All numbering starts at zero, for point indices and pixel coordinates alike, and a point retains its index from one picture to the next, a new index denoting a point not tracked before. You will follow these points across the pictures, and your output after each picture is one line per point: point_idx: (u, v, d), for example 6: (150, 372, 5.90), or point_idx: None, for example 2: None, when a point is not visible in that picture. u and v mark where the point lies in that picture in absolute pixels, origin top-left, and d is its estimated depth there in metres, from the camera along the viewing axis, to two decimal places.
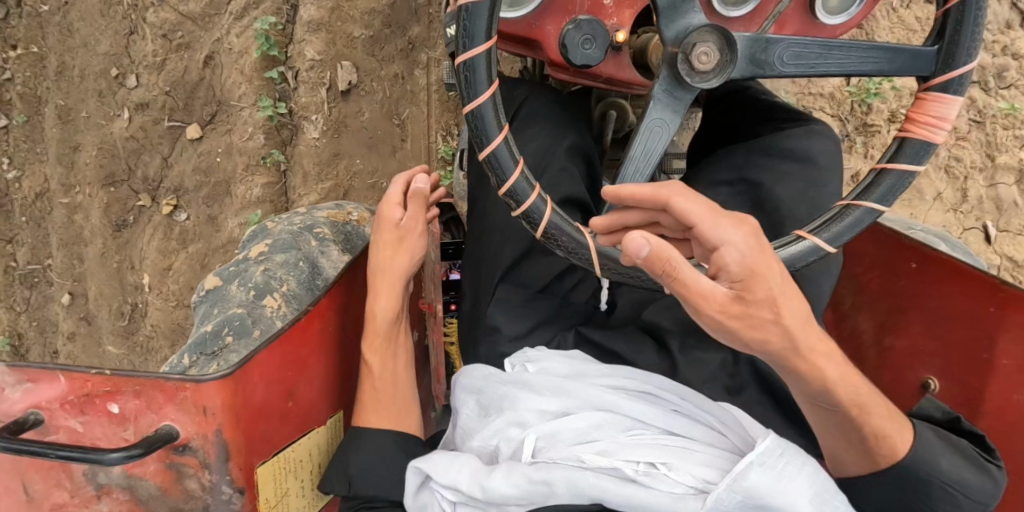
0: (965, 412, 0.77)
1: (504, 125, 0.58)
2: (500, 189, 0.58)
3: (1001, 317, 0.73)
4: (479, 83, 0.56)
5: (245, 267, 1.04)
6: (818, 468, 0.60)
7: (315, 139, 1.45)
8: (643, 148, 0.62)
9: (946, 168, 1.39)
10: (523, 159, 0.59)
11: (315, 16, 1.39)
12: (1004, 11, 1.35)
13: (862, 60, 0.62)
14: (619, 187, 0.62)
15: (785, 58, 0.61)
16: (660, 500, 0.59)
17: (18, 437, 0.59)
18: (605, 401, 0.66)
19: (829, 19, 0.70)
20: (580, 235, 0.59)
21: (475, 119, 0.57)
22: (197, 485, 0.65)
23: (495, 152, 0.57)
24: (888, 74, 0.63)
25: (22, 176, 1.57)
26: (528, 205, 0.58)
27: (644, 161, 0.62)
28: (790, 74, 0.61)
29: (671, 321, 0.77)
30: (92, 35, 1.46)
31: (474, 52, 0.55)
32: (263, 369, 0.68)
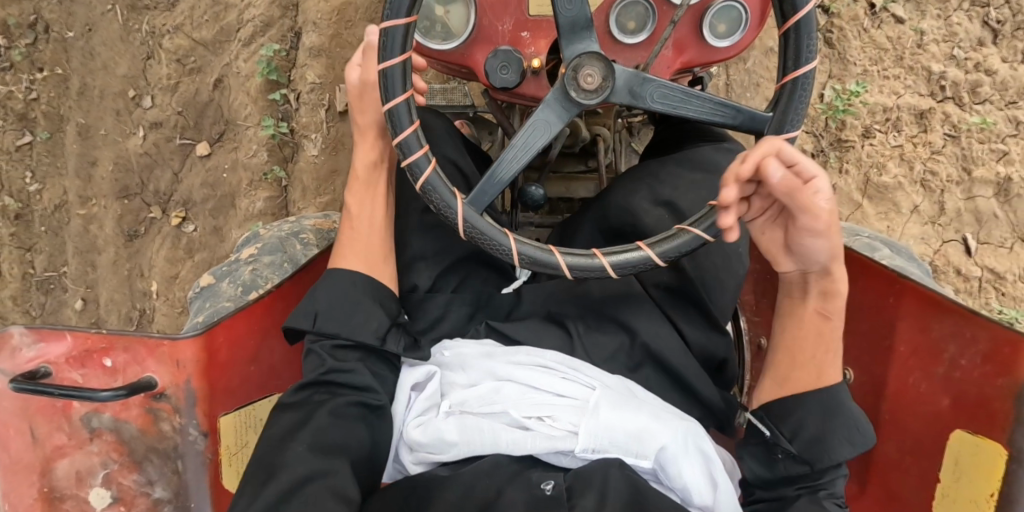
0: (872, 399, 0.97)
1: (415, 121, 0.79)
2: (403, 161, 0.80)
3: (899, 306, 0.94)
4: (395, 90, 0.78)
5: (236, 266, 1.25)
6: (659, 410, 0.81)
7: (314, 156, 1.56)
8: (524, 141, 0.84)
9: (922, 182, 1.44)
10: (429, 146, 0.81)
11: (316, 43, 1.53)
12: (976, 29, 1.42)
13: (714, 111, 0.82)
14: (497, 166, 0.83)
15: (653, 94, 0.82)
16: (543, 442, 0.79)
17: (32, 382, 0.83)
18: (505, 372, 0.85)
19: (717, 43, 0.95)
20: (454, 198, 0.81)
21: (390, 116, 0.79)
22: (169, 427, 0.91)
23: (405, 138, 0.79)
24: (738, 128, 0.83)
25: (43, 189, 1.64)
26: (425, 178, 0.80)
27: (522, 151, 0.84)
28: (656, 108, 0.82)
29: (574, 309, 0.96)
30: (112, 58, 1.59)
31: (391, 63, 0.78)
32: (228, 335, 0.94)
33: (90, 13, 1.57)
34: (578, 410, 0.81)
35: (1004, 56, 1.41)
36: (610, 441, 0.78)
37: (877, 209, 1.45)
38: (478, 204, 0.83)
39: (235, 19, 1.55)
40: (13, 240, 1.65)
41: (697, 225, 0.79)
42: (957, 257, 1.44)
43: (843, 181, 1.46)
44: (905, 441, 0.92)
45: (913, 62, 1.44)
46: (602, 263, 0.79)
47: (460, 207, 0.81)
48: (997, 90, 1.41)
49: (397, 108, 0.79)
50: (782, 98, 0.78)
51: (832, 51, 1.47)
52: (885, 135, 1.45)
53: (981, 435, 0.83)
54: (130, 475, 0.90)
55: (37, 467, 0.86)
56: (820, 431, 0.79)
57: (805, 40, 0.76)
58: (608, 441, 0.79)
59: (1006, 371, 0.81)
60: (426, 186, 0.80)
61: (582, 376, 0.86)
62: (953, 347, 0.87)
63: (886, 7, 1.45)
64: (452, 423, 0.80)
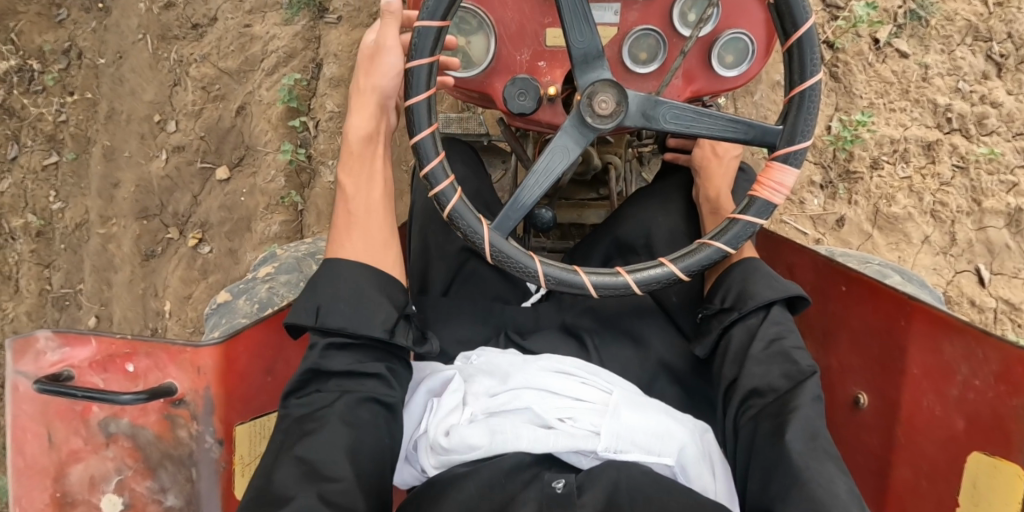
0: (887, 422, 0.97)
1: (440, 151, 0.84)
2: (432, 191, 0.84)
3: (909, 329, 0.95)
4: (421, 123, 0.83)
5: (252, 285, 1.28)
6: (672, 419, 0.86)
7: (330, 183, 1.61)
8: (545, 166, 0.88)
9: (931, 213, 1.47)
10: (453, 175, 0.85)
11: (336, 74, 1.60)
12: (979, 62, 1.46)
13: (726, 128, 0.86)
14: (519, 193, 0.87)
15: (667, 116, 0.86)
16: (566, 443, 0.82)
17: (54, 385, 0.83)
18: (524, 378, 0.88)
19: (724, 72, 1.00)
20: (479, 222, 0.85)
21: (417, 147, 0.84)
22: (186, 433, 0.91)
23: (432, 169, 0.83)
24: (749, 143, 0.87)
25: (65, 207, 1.69)
26: (453, 206, 0.84)
27: (543, 176, 0.88)
28: (669, 129, 0.86)
29: (590, 321, 1.01)
30: (140, 85, 1.65)
31: (416, 98, 0.83)
32: (249, 344, 0.96)
33: (122, 42, 1.65)
34: (597, 414, 0.85)
35: (1010, 88, 1.45)
36: (631, 441, 0.83)
37: (888, 240, 1.47)
38: (503, 229, 0.87)
39: (260, 50, 1.62)
40: (33, 257, 1.69)
41: (718, 239, 0.83)
42: (971, 288, 1.45)
43: (853, 211, 1.50)
44: (921, 464, 0.92)
45: (919, 95, 1.49)
46: (628, 281, 0.82)
47: (486, 231, 0.85)
48: (1003, 122, 1.44)
49: (424, 141, 0.83)
50: (790, 110, 0.82)
51: (838, 84, 1.51)
52: (893, 166, 1.48)
53: (998, 457, 0.84)
54: (143, 482, 0.89)
55: (51, 470, 0.86)
56: (742, 287, 0.90)
57: (808, 56, 0.80)
58: (630, 441, 0.83)
59: (1018, 391, 0.83)
60: (454, 212, 0.84)
61: (599, 381, 0.91)
62: (964, 368, 0.89)
63: (890, 42, 1.49)
64: (479, 429, 0.82)
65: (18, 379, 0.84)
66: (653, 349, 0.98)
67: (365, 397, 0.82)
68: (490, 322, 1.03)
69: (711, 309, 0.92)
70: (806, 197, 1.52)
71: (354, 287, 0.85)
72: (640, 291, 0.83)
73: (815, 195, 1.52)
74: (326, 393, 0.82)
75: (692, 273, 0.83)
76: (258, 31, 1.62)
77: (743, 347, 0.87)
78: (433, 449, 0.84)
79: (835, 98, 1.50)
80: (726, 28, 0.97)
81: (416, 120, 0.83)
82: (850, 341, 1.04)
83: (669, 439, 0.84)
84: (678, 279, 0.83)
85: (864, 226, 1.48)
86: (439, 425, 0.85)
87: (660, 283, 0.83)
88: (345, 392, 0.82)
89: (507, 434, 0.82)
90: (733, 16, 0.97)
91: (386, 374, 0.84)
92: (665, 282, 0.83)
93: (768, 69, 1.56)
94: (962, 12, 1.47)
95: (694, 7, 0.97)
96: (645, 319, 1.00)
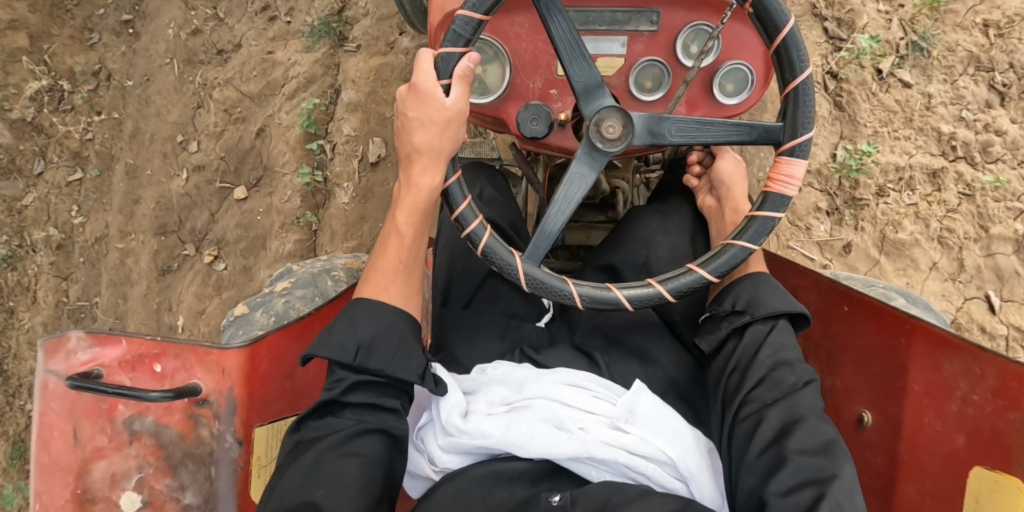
0: (890, 440, 0.98)
1: (467, 195, 0.90)
2: (463, 232, 0.89)
3: (909, 347, 0.98)
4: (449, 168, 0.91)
5: (269, 298, 1.32)
6: (679, 441, 0.89)
7: (345, 204, 1.65)
8: (565, 194, 0.94)
9: (938, 239, 1.49)
10: (482, 214, 0.90)
11: (353, 99, 1.66)
12: (982, 92, 1.50)
13: (730, 132, 0.91)
14: (544, 222, 0.93)
15: (672, 129, 0.91)
16: (575, 448, 0.85)
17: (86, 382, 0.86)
18: (541, 386, 0.92)
19: (725, 101, 1.04)
20: (510, 255, 0.90)
21: (447, 193, 0.90)
22: (207, 432, 0.94)
23: (462, 211, 0.89)
24: (755, 142, 0.91)
25: (86, 222, 1.74)
26: (484, 243, 0.89)
27: (564, 203, 0.94)
28: (676, 141, 0.91)
29: (598, 340, 1.04)
30: (164, 106, 1.71)
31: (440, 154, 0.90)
32: (271, 349, 0.99)
33: (150, 65, 1.73)
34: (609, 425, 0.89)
35: (1014, 116, 1.48)
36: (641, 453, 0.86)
37: (895, 266, 1.50)
38: (534, 259, 0.93)
39: (281, 75, 1.69)
40: (53, 269, 1.74)
41: (740, 237, 0.87)
42: (980, 314, 1.46)
43: (859, 237, 1.52)
44: (924, 482, 0.93)
45: (922, 123, 1.52)
46: (658, 290, 0.87)
47: (519, 263, 0.90)
48: (1009, 149, 1.47)
49: (452, 187, 0.90)
50: (787, 107, 0.86)
51: (843, 113, 1.56)
52: (899, 194, 1.52)
53: (999, 471, 0.87)
54: (163, 480, 0.91)
55: (73, 467, 0.88)
56: (753, 295, 0.94)
57: (794, 53, 0.84)
58: (640, 454, 0.86)
59: (1016, 406, 0.86)
60: (487, 249, 0.89)
61: (611, 394, 0.94)
62: (963, 385, 0.92)
63: (892, 72, 1.54)
64: (493, 422, 0.88)
65: (48, 378, 0.87)
66: (663, 367, 1.01)
67: (375, 428, 0.85)
68: (507, 339, 1.06)
69: (720, 311, 0.96)
70: (812, 223, 1.55)
71: (393, 330, 0.89)
72: (672, 299, 0.88)
73: (822, 222, 1.55)
74: (342, 420, 0.85)
75: (722, 273, 0.88)
76: (280, 57, 1.69)
77: (751, 351, 0.91)
78: (446, 430, 0.89)
79: (840, 126, 1.55)
80: (726, 59, 1.02)
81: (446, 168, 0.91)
82: (851, 361, 1.06)
83: (675, 445, 0.88)
84: (708, 281, 0.88)
85: (870, 252, 1.51)
86: (453, 407, 0.89)
87: (693, 287, 0.88)
88: (359, 422, 0.85)
89: (521, 430, 0.86)
90: (733, 48, 1.02)
91: (401, 410, 0.88)
92: (698, 286, 0.88)
93: (772, 99, 1.62)
94: (964, 43, 1.51)
95: (696, 40, 1.01)
96: (649, 333, 1.04)
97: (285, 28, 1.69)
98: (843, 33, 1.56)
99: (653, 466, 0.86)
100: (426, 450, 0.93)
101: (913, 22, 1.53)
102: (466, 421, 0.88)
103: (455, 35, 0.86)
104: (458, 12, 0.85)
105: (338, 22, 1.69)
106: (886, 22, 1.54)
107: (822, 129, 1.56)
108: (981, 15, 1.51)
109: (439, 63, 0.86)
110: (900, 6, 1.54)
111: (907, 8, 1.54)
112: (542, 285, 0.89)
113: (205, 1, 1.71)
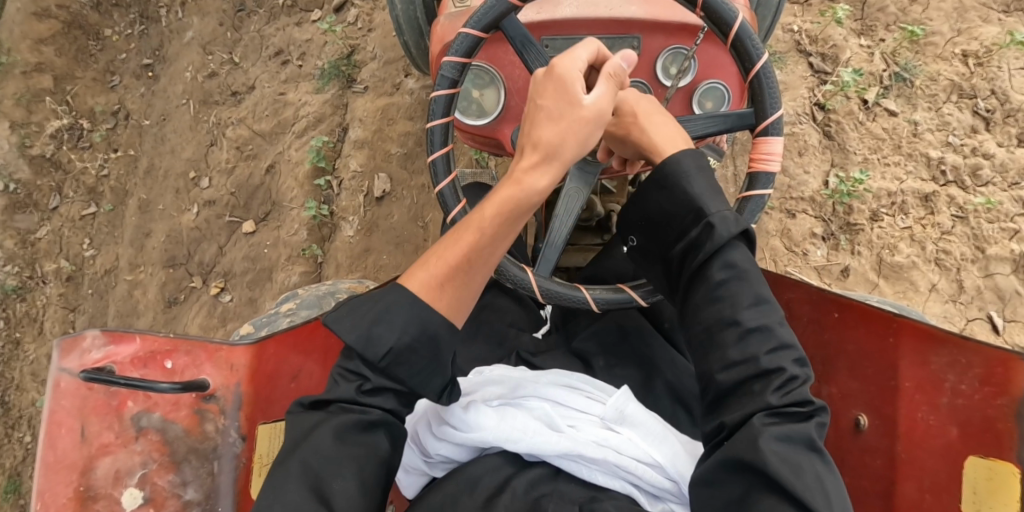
0: (888, 440, 0.95)
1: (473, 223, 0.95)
2: None
3: (898, 345, 0.96)
4: (450, 203, 0.95)
5: (274, 317, 1.33)
6: (669, 449, 0.86)
7: (349, 237, 1.67)
8: (565, 206, 0.96)
9: (936, 261, 1.48)
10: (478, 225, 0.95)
11: (361, 137, 1.71)
12: (967, 118, 1.53)
13: (706, 125, 0.94)
14: (550, 234, 0.96)
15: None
16: (565, 445, 0.83)
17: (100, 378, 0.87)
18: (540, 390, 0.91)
19: None
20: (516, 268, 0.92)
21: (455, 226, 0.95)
22: (213, 427, 0.95)
23: None
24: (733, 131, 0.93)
25: (97, 254, 1.80)
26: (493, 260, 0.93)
27: (566, 215, 0.96)
28: None
29: (596, 346, 1.05)
30: (179, 144, 1.79)
31: (441, 186, 0.95)
32: (279, 347, 1.01)
33: (167, 106, 1.82)
34: (599, 424, 0.87)
35: (1000, 140, 1.51)
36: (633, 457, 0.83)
37: (895, 289, 1.48)
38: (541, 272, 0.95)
39: (292, 115, 1.75)
40: (61, 300, 1.79)
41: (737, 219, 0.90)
42: (985, 335, 1.43)
43: (857, 261, 1.51)
44: (924, 480, 0.91)
45: (911, 149, 1.54)
46: None
47: (531, 279, 0.92)
48: (997, 172, 1.49)
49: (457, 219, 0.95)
50: (753, 90, 0.89)
51: (832, 142, 1.58)
52: (893, 218, 1.51)
53: (993, 458, 0.85)
54: (166, 476, 0.91)
55: (78, 464, 0.87)
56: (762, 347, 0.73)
57: (748, 42, 0.88)
58: (632, 457, 0.83)
59: (1004, 391, 0.86)
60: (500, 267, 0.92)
61: (604, 395, 0.93)
62: (952, 376, 0.90)
63: (878, 102, 1.57)
64: (491, 412, 0.87)
65: (60, 376, 0.87)
66: (661, 373, 1.01)
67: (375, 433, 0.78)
68: (504, 345, 1.08)
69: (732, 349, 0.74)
70: (809, 248, 1.54)
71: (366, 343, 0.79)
72: None
73: (818, 247, 1.54)
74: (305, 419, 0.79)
75: None
76: (291, 98, 1.76)
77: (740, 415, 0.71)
78: (441, 417, 0.87)
79: (831, 154, 1.57)
80: (703, 79, 1.02)
81: (437, 174, 0.96)
82: (844, 366, 1.03)
83: (663, 449, 0.85)
84: None
85: (868, 275, 1.49)
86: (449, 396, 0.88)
87: None
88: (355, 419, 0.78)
89: (514, 425, 0.85)
90: (709, 69, 1.02)
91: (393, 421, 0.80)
92: None
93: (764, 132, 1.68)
94: (945, 72, 1.56)
95: (675, 62, 1.01)
96: (651, 344, 1.04)
97: (296, 72, 1.78)
98: (827, 67, 1.61)
99: (643, 467, 0.83)
100: (421, 444, 0.91)
101: (895, 55, 1.59)
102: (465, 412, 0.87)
103: (443, 78, 0.93)
104: (445, 58, 0.93)
105: (347, 66, 1.76)
106: (868, 55, 1.60)
107: (812, 157, 1.58)
108: (959, 46, 1.57)
109: (432, 104, 0.94)
110: (881, 40, 1.60)
111: (887, 42, 1.60)
112: (553, 292, 0.92)
113: (222, 47, 1.82)
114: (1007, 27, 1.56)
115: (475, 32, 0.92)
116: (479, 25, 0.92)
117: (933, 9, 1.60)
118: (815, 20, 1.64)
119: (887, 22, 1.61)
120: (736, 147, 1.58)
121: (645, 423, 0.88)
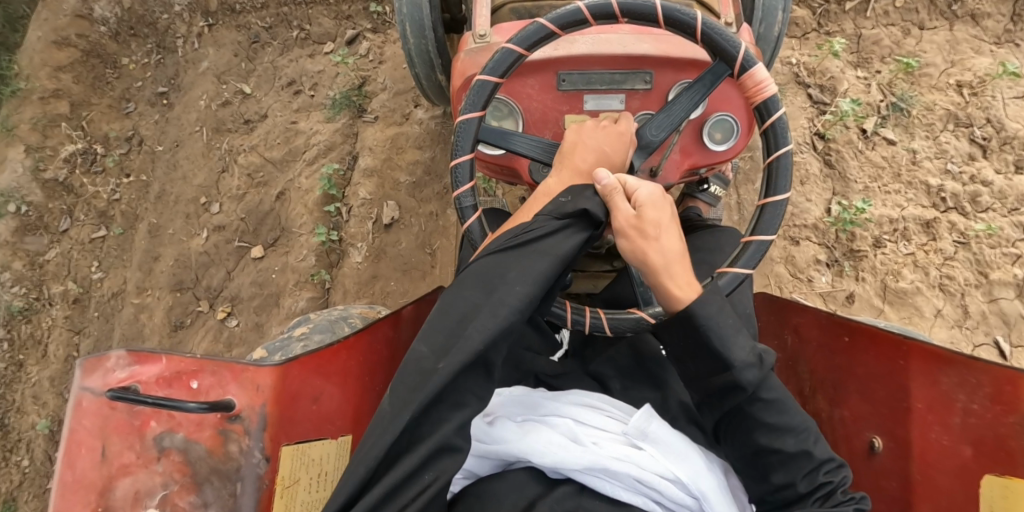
0: (903, 462, 0.97)
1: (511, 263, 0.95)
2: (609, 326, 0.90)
3: (908, 368, 0.97)
4: None
5: (288, 342, 1.33)
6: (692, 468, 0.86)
7: (357, 263, 1.69)
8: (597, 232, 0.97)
9: (940, 286, 1.51)
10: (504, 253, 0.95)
11: (370, 165, 1.74)
12: (964, 146, 1.59)
13: (695, 99, 0.95)
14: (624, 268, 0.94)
15: (653, 132, 0.96)
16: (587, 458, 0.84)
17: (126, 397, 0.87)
18: (564, 410, 0.93)
19: (715, 147, 1.06)
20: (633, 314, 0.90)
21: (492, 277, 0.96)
22: (236, 448, 0.94)
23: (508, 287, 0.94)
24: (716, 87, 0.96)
25: (105, 277, 1.81)
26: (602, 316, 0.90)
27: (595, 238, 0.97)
28: (661, 137, 0.95)
29: (611, 369, 1.06)
30: (191, 170, 1.82)
31: None
32: (303, 369, 0.99)
33: (180, 132, 1.85)
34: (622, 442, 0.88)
35: (997, 168, 1.56)
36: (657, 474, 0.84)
37: (899, 315, 1.51)
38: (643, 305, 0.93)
39: (303, 143, 1.79)
40: (66, 322, 1.78)
41: (773, 150, 0.91)
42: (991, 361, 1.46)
43: (861, 287, 1.54)
44: (941, 501, 0.92)
45: (911, 177, 1.58)
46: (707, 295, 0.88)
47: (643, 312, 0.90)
48: (997, 198, 1.53)
49: None
50: (711, 47, 0.92)
51: (833, 171, 1.63)
52: (895, 244, 1.55)
53: (1007, 476, 0.87)
54: (187, 497, 0.91)
55: (96, 485, 0.87)
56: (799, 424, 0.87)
57: (679, 16, 0.90)
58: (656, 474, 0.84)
59: (1014, 409, 0.87)
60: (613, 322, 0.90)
61: (624, 414, 0.94)
62: (962, 396, 0.91)
63: (877, 131, 1.63)
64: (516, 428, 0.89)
65: (82, 395, 0.87)
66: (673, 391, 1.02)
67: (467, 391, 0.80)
68: (520, 368, 1.06)
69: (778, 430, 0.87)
70: (814, 274, 1.57)
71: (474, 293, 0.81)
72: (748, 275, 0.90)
73: (822, 273, 1.57)
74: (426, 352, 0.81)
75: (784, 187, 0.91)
76: (303, 126, 1.80)
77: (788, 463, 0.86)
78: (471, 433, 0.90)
79: (832, 183, 1.61)
80: (713, 111, 1.05)
81: None
82: (856, 391, 1.05)
83: (683, 466, 0.86)
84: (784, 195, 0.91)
85: (873, 302, 1.52)
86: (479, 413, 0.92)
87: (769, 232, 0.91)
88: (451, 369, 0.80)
89: (539, 439, 0.87)
90: (717, 101, 1.05)
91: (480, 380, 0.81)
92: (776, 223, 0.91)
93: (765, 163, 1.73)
94: (941, 102, 1.62)
95: None
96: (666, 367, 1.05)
97: (308, 101, 1.82)
98: (826, 98, 1.66)
99: (664, 485, 0.84)
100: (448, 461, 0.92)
101: (891, 86, 1.65)
102: (491, 426, 0.90)
103: (465, 208, 0.96)
104: (453, 194, 0.96)
105: (359, 95, 1.80)
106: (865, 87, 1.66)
107: (814, 186, 1.62)
108: (954, 77, 1.63)
109: (469, 234, 0.96)
110: (877, 72, 1.67)
111: (883, 74, 1.66)
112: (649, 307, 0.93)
113: (236, 77, 1.86)
114: (998, 58, 1.64)
115: (465, 157, 0.96)
116: (466, 148, 0.96)
117: (926, 42, 1.68)
118: (813, 53, 1.71)
119: (882, 55, 1.68)
120: (739, 177, 1.63)
121: (665, 440, 0.89)
